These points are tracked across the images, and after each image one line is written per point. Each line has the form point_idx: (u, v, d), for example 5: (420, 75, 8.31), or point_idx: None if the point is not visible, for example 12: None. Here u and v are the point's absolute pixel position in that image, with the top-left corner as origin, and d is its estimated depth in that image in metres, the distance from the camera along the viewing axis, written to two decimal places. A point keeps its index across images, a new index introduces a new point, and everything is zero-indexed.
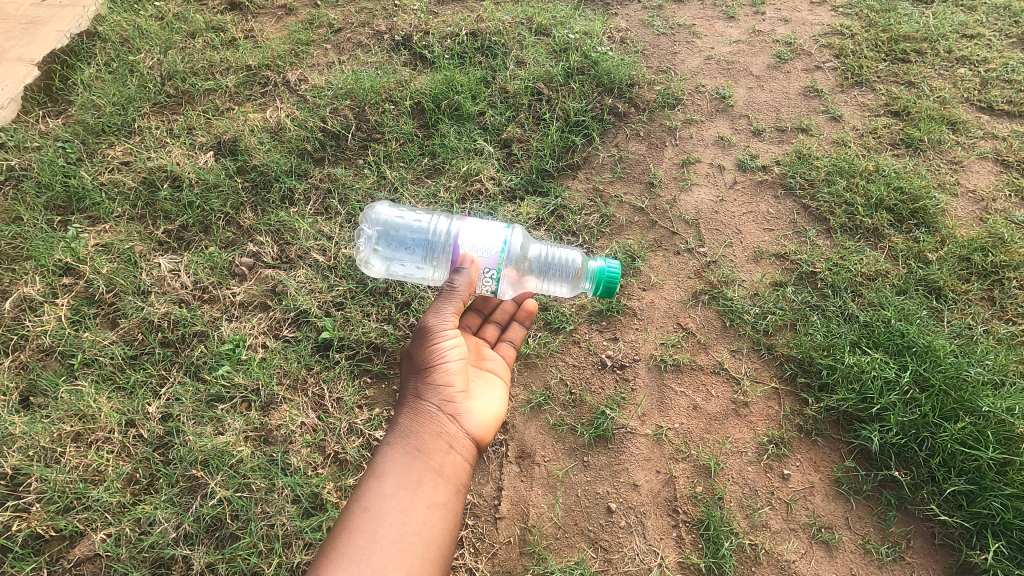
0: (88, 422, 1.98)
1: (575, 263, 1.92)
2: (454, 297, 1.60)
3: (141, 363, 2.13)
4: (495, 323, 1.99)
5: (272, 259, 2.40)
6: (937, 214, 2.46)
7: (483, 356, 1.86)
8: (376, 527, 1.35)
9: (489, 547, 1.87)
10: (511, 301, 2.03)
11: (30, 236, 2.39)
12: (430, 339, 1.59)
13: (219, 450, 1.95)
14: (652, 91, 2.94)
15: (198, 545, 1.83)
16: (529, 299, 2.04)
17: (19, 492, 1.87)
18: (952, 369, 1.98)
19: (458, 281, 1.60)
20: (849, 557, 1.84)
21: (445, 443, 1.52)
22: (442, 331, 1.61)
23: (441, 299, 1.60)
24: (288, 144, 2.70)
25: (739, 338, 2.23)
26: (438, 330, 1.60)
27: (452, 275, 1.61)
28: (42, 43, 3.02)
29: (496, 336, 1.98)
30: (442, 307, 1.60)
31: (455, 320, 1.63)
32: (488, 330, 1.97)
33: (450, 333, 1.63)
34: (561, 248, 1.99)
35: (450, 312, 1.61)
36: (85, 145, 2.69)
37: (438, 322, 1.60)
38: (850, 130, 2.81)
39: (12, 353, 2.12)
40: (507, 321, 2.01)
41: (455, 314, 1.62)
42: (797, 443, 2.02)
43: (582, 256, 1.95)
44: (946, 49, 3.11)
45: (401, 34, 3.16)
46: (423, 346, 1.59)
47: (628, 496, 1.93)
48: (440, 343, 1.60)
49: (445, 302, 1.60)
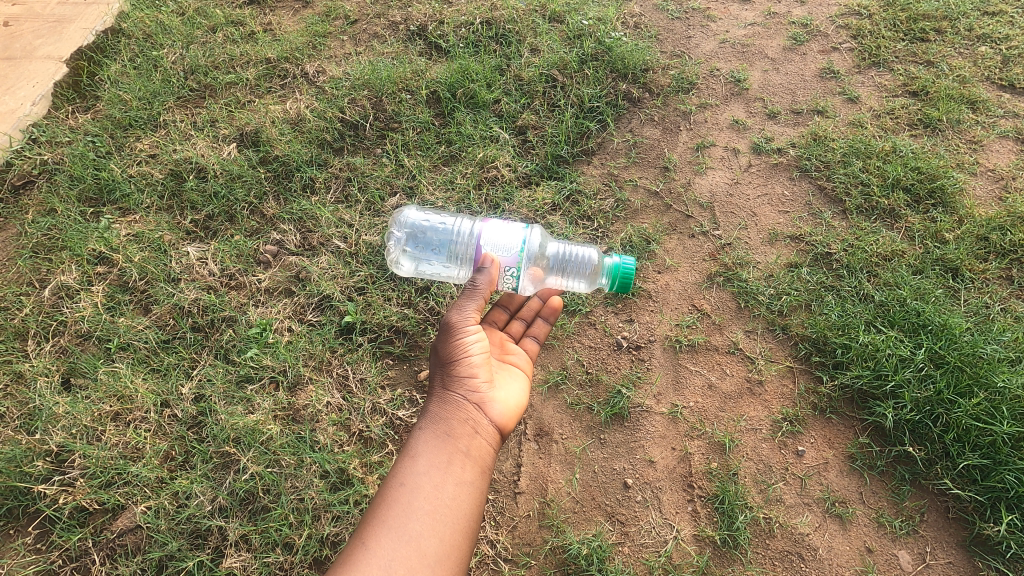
0: (126, 403, 2.07)
1: (592, 258, 1.96)
2: (476, 294, 1.64)
3: (173, 346, 2.22)
4: (521, 318, 2.05)
5: (295, 246, 2.47)
6: (956, 193, 2.45)
7: (506, 351, 1.91)
8: (410, 501, 1.41)
9: (509, 521, 1.94)
10: (537, 298, 2.08)
11: (66, 227, 2.49)
12: (454, 332, 1.64)
13: (250, 428, 2.03)
14: (667, 76, 2.96)
15: (233, 517, 1.91)
16: (554, 296, 2.09)
17: (64, 467, 1.97)
18: (968, 347, 2.00)
19: (480, 279, 1.65)
20: (863, 531, 1.87)
21: (471, 428, 1.58)
22: (465, 326, 1.65)
23: (464, 295, 1.65)
24: (309, 135, 2.77)
25: (753, 319, 2.26)
26: (462, 325, 1.65)
27: (474, 275, 1.65)
28: (69, 41, 3.11)
29: (520, 333, 2.02)
30: (465, 304, 1.65)
31: (478, 315, 1.68)
32: (513, 325, 2.02)
33: (473, 328, 1.68)
34: (577, 245, 2.03)
35: (473, 307, 1.65)
36: (113, 139, 2.78)
37: (461, 316, 1.65)
38: (866, 111, 2.80)
39: (52, 338, 2.22)
40: (532, 317, 2.06)
41: (479, 310, 1.67)
42: (812, 421, 2.05)
43: (598, 252, 1.99)
44: (967, 27, 3.06)
45: (417, 24, 3.21)
46: (448, 338, 1.64)
47: (644, 472, 1.98)
48: (464, 336, 1.65)
49: (468, 298, 1.65)
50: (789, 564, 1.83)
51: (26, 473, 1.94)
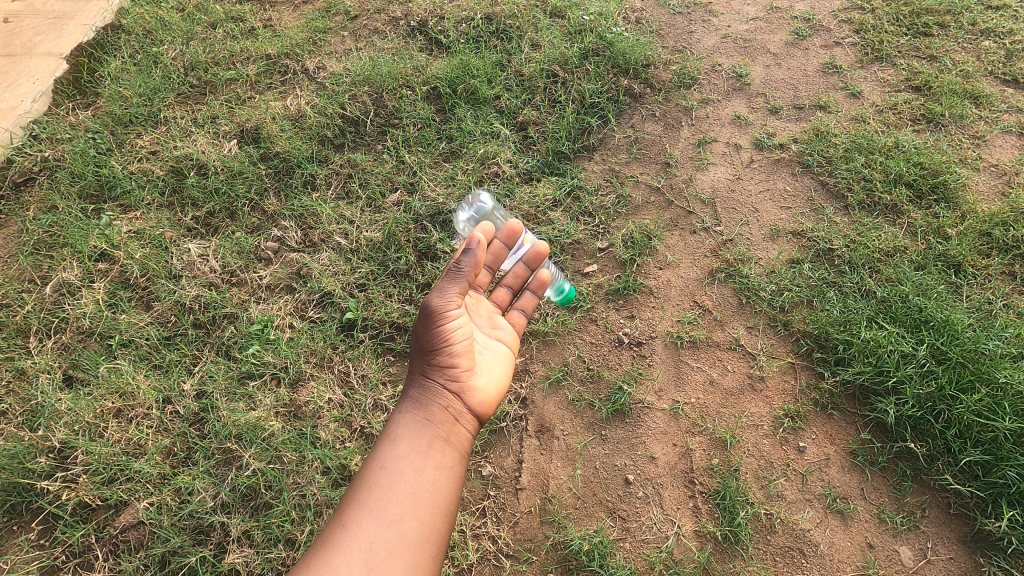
0: (128, 399, 2.08)
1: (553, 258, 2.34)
2: (460, 278, 1.62)
3: (175, 343, 2.23)
4: (506, 288, 2.05)
5: (296, 243, 2.47)
6: (959, 188, 2.44)
7: (488, 330, 1.87)
8: (391, 485, 1.42)
9: (510, 516, 1.95)
10: (522, 267, 2.06)
11: (67, 224, 2.49)
12: (437, 317, 1.61)
13: (252, 424, 2.03)
14: (668, 71, 2.95)
15: (235, 513, 1.92)
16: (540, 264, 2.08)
17: (66, 463, 1.97)
18: (970, 343, 2.00)
19: (464, 264, 1.63)
20: (864, 527, 1.87)
21: (453, 414, 1.58)
22: (448, 311, 1.63)
23: (446, 279, 1.63)
24: (309, 131, 2.76)
25: (755, 315, 2.25)
26: (445, 310, 1.62)
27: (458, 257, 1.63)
28: (69, 37, 3.11)
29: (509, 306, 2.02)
30: (448, 288, 1.62)
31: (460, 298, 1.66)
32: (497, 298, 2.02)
33: (457, 313, 1.65)
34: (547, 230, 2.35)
35: (456, 292, 1.63)
36: (114, 136, 2.78)
37: (444, 301, 1.62)
38: (869, 106, 2.79)
39: (54, 335, 2.23)
40: (517, 290, 2.06)
41: (461, 293, 1.65)
42: (813, 417, 2.05)
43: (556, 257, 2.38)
44: (970, 22, 3.05)
45: (417, 19, 3.20)
46: (432, 322, 1.62)
47: (646, 468, 1.98)
48: (447, 321, 1.63)
49: (451, 282, 1.62)
50: (790, 559, 1.83)
51: (29, 469, 1.94)
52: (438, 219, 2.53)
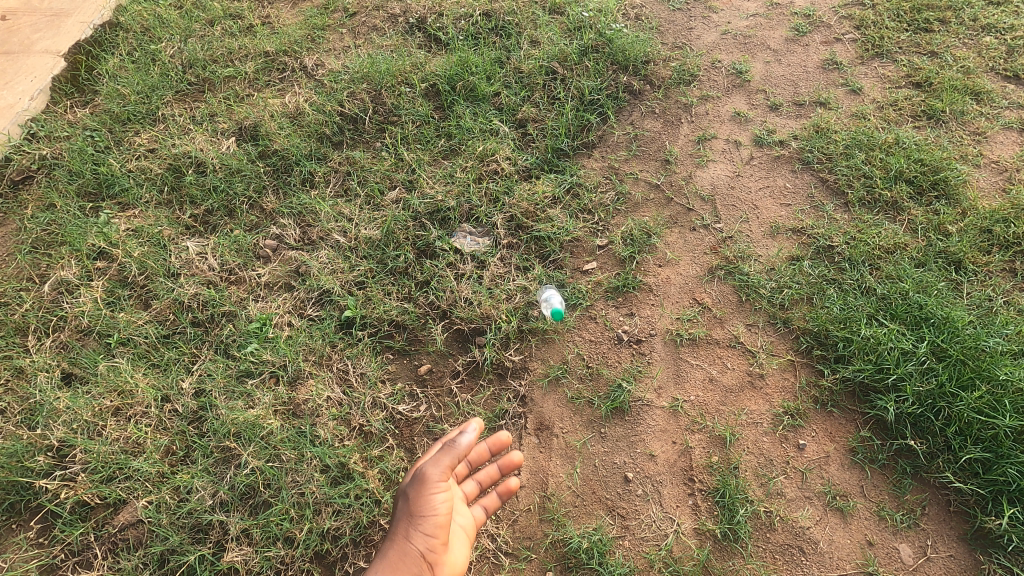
0: (126, 397, 2.07)
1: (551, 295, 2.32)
2: (453, 452, 1.75)
3: (173, 341, 2.22)
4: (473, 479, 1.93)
5: (294, 241, 2.47)
6: (959, 185, 2.43)
7: (460, 507, 1.85)
8: None
9: (509, 515, 1.94)
10: (494, 467, 1.94)
11: (65, 222, 2.48)
12: (426, 488, 1.70)
13: (250, 423, 2.01)
14: (668, 68, 2.94)
15: (234, 512, 1.91)
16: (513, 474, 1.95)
17: (65, 462, 1.97)
18: (970, 340, 1.99)
19: (462, 439, 1.76)
20: (864, 524, 1.86)
21: None
22: (438, 482, 1.72)
23: (441, 452, 1.75)
24: (308, 128, 2.75)
25: (755, 312, 2.25)
26: (434, 482, 1.71)
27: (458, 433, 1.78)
28: (67, 35, 3.10)
29: (474, 490, 1.93)
30: (441, 460, 1.74)
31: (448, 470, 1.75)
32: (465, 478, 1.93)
33: (444, 486, 1.73)
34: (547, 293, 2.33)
35: (447, 464, 1.74)
36: (112, 134, 2.77)
37: (435, 473, 1.73)
38: (869, 103, 2.78)
39: (53, 334, 2.23)
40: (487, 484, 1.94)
41: (451, 465, 1.75)
42: (813, 415, 2.04)
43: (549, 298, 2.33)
44: (971, 18, 3.04)
45: (416, 16, 3.19)
46: (420, 492, 1.70)
47: (645, 466, 1.98)
48: (434, 491, 1.71)
49: (445, 455, 1.75)
50: (790, 557, 1.82)
51: (28, 468, 1.94)
52: (437, 217, 2.53)
